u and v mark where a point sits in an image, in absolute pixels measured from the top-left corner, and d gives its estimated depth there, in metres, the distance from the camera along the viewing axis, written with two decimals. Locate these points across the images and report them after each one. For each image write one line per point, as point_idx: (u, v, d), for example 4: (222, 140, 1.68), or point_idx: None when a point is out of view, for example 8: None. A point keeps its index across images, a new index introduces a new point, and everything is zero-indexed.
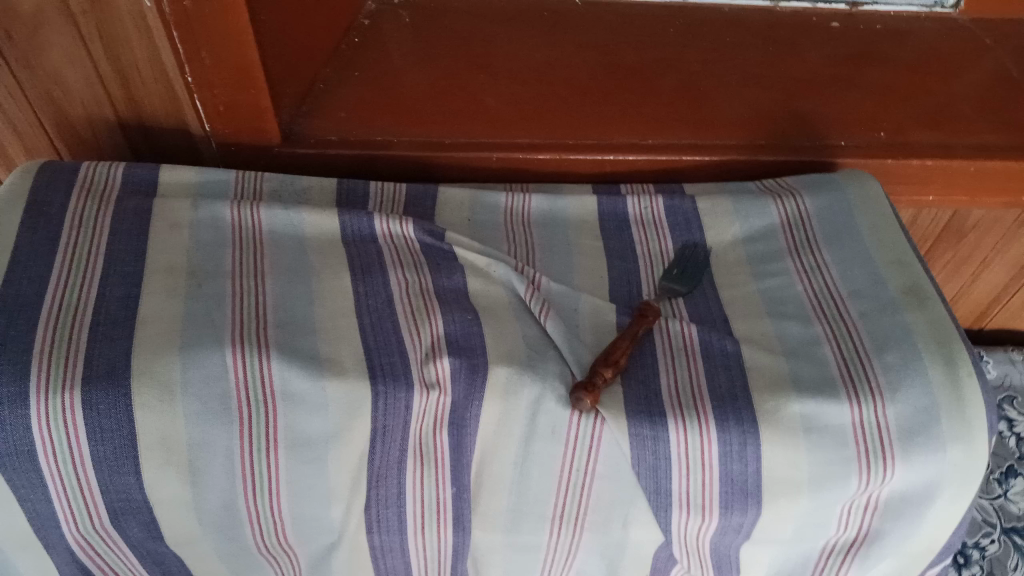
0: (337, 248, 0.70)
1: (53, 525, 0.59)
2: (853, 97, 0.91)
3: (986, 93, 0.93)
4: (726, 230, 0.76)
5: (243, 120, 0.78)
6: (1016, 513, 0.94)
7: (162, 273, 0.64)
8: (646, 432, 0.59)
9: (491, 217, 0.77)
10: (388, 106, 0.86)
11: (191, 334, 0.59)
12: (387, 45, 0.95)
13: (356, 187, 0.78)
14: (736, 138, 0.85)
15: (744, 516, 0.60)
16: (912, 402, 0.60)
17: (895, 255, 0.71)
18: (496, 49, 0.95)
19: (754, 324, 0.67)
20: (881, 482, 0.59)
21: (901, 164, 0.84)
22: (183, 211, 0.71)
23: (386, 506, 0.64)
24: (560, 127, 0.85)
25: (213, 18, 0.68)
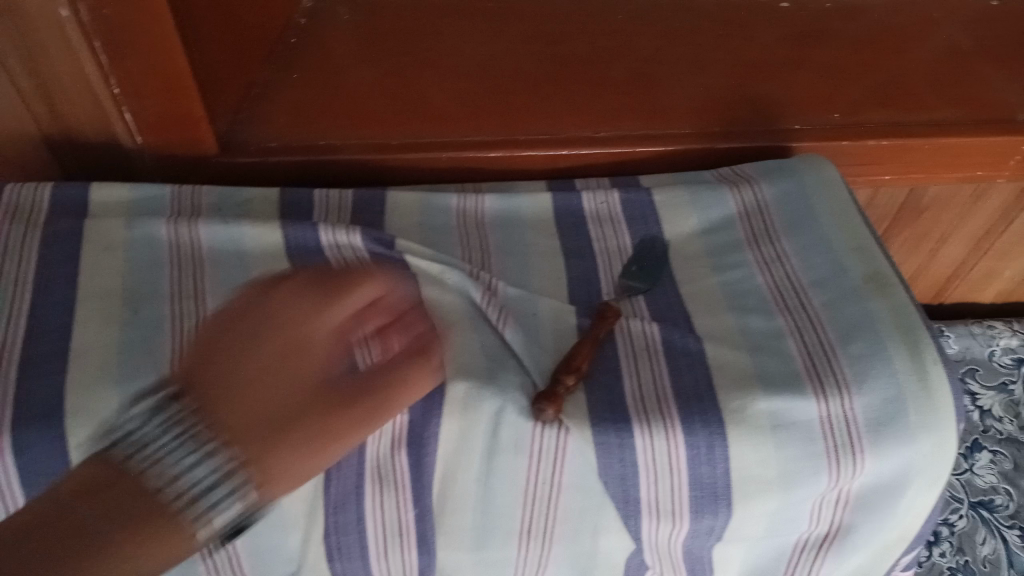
0: (281, 263, 0.67)
1: None
2: (806, 79, 0.90)
3: (936, 69, 0.92)
4: (683, 222, 0.74)
5: (175, 130, 0.74)
6: (982, 487, 0.94)
7: (96, 299, 0.62)
8: (612, 440, 0.58)
9: (443, 220, 0.74)
10: (332, 108, 0.83)
11: (128, 366, 0.57)
12: (329, 44, 0.91)
13: (300, 195, 0.75)
14: (690, 125, 0.83)
15: (715, 519, 0.59)
16: (879, 393, 0.59)
17: (854, 240, 0.70)
18: (440, 43, 0.92)
19: (717, 320, 0.66)
20: (851, 476, 0.58)
21: (856, 145, 0.83)
22: (116, 232, 0.67)
23: (346, 532, 0.60)
24: (510, 122, 0.83)
25: (134, 27, 0.64)
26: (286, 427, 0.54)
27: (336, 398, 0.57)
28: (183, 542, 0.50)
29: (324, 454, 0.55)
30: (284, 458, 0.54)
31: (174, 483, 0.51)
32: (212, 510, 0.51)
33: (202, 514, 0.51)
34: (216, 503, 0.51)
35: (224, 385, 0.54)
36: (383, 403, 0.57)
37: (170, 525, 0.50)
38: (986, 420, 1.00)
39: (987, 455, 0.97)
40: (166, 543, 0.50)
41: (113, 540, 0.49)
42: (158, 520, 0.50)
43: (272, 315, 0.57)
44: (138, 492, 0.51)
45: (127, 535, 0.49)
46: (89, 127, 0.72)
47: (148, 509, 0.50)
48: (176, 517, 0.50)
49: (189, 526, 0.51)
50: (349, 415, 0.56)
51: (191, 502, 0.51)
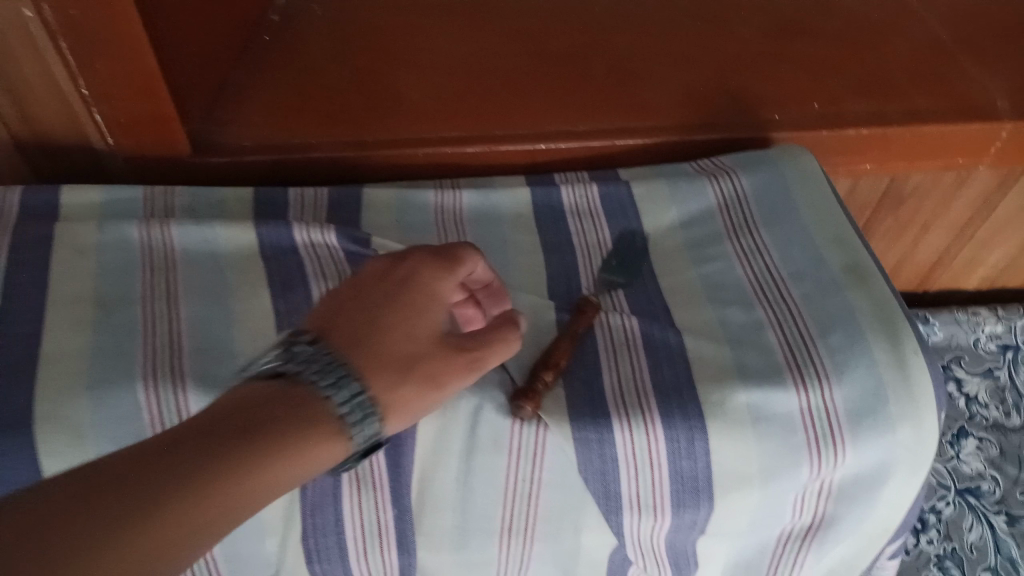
0: (255, 264, 0.66)
1: None
2: (785, 70, 0.89)
3: (914, 58, 0.92)
4: (662, 215, 0.74)
5: (147, 131, 0.73)
6: (969, 474, 0.94)
7: (66, 303, 0.61)
8: (592, 435, 0.57)
9: (420, 217, 0.74)
10: (306, 106, 0.82)
11: (100, 370, 0.56)
12: (303, 41, 0.90)
13: (275, 195, 0.74)
14: (669, 117, 0.82)
15: (697, 513, 0.59)
16: (859, 383, 0.58)
17: (833, 231, 0.69)
18: (416, 39, 0.91)
19: (696, 312, 0.65)
20: (833, 466, 0.58)
21: (835, 135, 0.82)
22: (87, 235, 0.66)
23: (325, 534, 0.59)
24: (487, 117, 0.82)
25: (99, 29, 0.62)
26: (408, 370, 0.49)
27: (445, 350, 0.51)
28: (323, 453, 0.44)
29: (428, 402, 0.49)
30: (404, 395, 0.48)
31: (317, 400, 0.45)
32: (360, 432, 0.46)
33: (346, 431, 0.45)
34: (361, 427, 0.46)
35: (359, 332, 0.49)
36: (478, 356, 0.52)
37: (322, 434, 0.44)
38: (972, 407, 1.00)
39: (973, 442, 0.97)
40: (307, 449, 0.43)
41: (254, 443, 0.42)
42: (303, 428, 0.44)
43: (388, 278, 0.52)
44: (285, 404, 0.44)
45: (272, 439, 0.42)
46: (60, 128, 0.72)
47: (297, 420, 0.44)
48: (330, 421, 0.45)
49: (339, 439, 0.45)
50: (456, 364, 0.51)
51: (342, 418, 0.45)
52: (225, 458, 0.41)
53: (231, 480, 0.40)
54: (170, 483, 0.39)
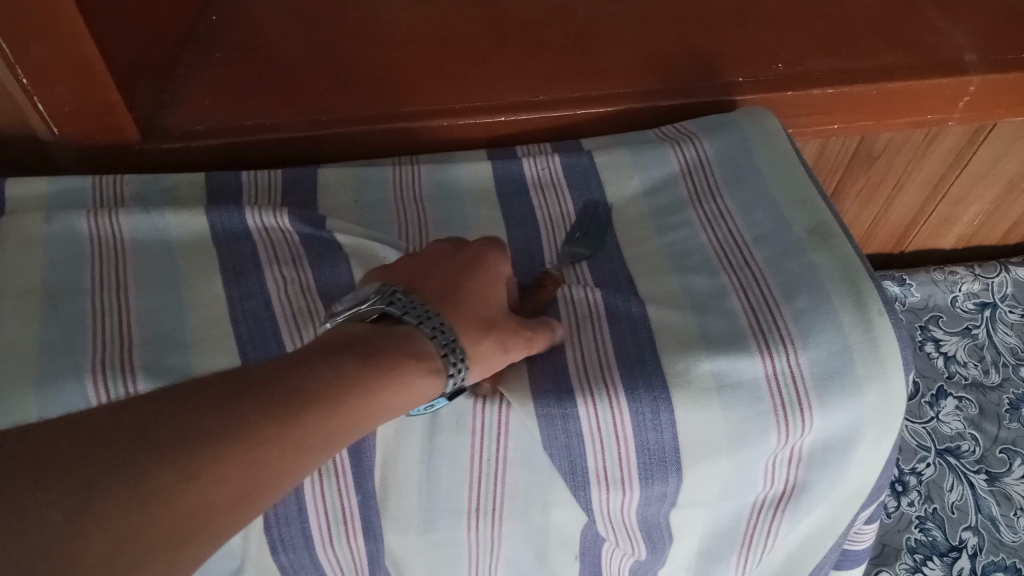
0: (207, 251, 0.64)
1: None
2: (747, 31, 0.88)
3: (879, 13, 0.90)
4: (625, 184, 0.72)
5: (91, 118, 0.71)
6: (949, 434, 0.94)
7: (12, 297, 0.60)
8: (555, 411, 0.56)
9: (378, 196, 0.72)
10: (259, 86, 0.80)
11: (48, 365, 0.55)
12: (255, 20, 0.87)
13: (228, 179, 0.72)
14: (631, 84, 0.81)
15: (666, 485, 0.58)
16: (824, 347, 0.57)
17: (797, 193, 0.67)
18: (371, 13, 0.89)
19: (660, 281, 0.64)
20: (801, 433, 0.57)
21: (800, 95, 0.81)
22: (32, 226, 0.65)
23: (288, 523, 0.58)
24: (445, 91, 0.80)
25: (31, 13, 0.60)
26: (486, 327, 0.52)
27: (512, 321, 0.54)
28: (420, 388, 0.47)
29: (497, 364, 0.52)
30: (484, 347, 0.51)
31: (420, 341, 0.48)
32: (455, 374, 0.49)
33: (443, 370, 0.48)
34: (456, 370, 0.49)
35: (444, 292, 0.52)
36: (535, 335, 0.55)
37: (421, 368, 0.47)
38: (951, 365, 0.99)
39: (953, 401, 0.96)
40: (408, 379, 0.46)
41: (366, 370, 0.45)
42: (407, 361, 0.47)
43: (461, 252, 0.56)
44: (392, 341, 0.48)
45: (382, 367, 0.45)
46: (3, 119, 0.70)
47: (404, 353, 0.47)
48: (430, 358, 0.48)
49: (436, 376, 0.48)
50: (520, 334, 0.54)
51: (442, 358, 0.48)
52: (341, 381, 0.44)
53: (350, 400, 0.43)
54: (294, 397, 0.42)
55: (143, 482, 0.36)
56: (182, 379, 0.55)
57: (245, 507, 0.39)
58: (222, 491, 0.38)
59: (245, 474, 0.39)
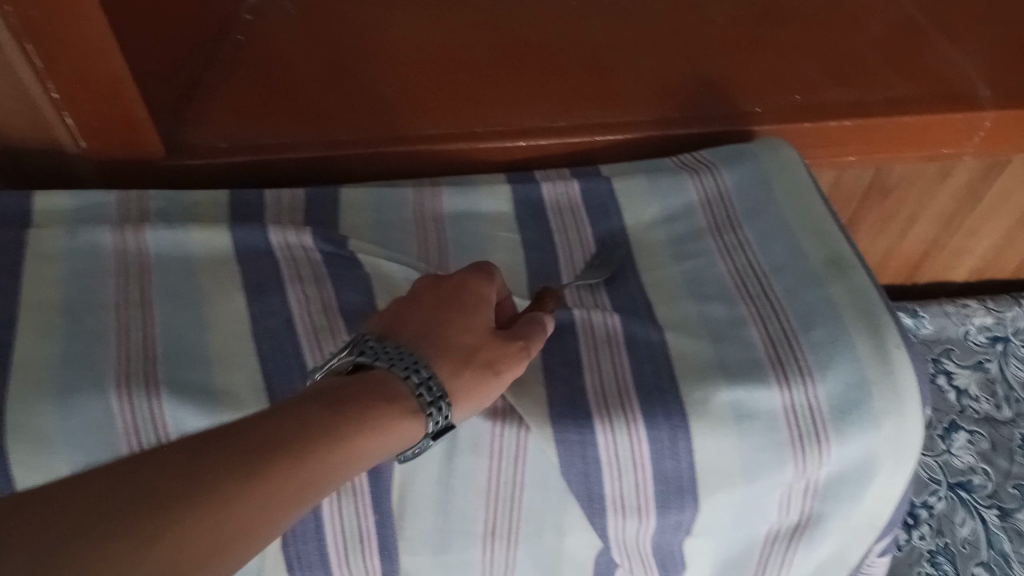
0: (229, 267, 0.65)
1: None
2: (763, 60, 0.88)
3: (895, 45, 0.91)
4: (643, 210, 0.73)
5: (116, 134, 0.71)
6: (960, 468, 0.93)
7: (34, 311, 0.60)
8: (573, 436, 0.56)
9: (398, 218, 0.73)
10: (280, 105, 0.80)
11: (70, 379, 0.55)
12: (277, 39, 0.89)
13: (250, 196, 0.73)
14: (648, 111, 0.81)
15: (682, 514, 0.58)
16: (841, 379, 0.58)
17: (814, 225, 0.68)
18: (391, 35, 0.90)
19: (677, 309, 0.64)
20: (818, 465, 0.57)
21: (817, 126, 0.82)
22: (57, 241, 0.65)
23: (305, 540, 0.58)
24: (464, 114, 0.81)
25: (61, 30, 0.61)
26: (474, 357, 0.50)
27: (502, 338, 0.52)
28: (398, 436, 0.45)
29: (491, 392, 0.51)
30: (473, 378, 0.50)
31: (393, 382, 0.47)
32: (435, 416, 0.47)
33: (421, 414, 0.47)
34: (437, 411, 0.47)
35: (423, 330, 0.50)
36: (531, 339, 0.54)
37: (398, 412, 0.46)
38: (962, 400, 0.99)
39: (964, 435, 0.96)
40: (384, 427, 0.45)
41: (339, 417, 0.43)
42: (381, 408, 0.45)
43: (440, 286, 0.53)
44: (363, 385, 0.46)
45: (356, 414, 0.44)
46: (29, 133, 0.70)
47: (380, 394, 0.46)
48: (405, 402, 0.46)
49: (414, 420, 0.46)
50: (514, 350, 0.52)
51: (417, 402, 0.47)
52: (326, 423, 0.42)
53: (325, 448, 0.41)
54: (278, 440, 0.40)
55: (118, 545, 0.33)
56: (203, 395, 0.56)
57: (215, 572, 0.36)
58: (216, 535, 0.36)
59: (233, 520, 0.37)
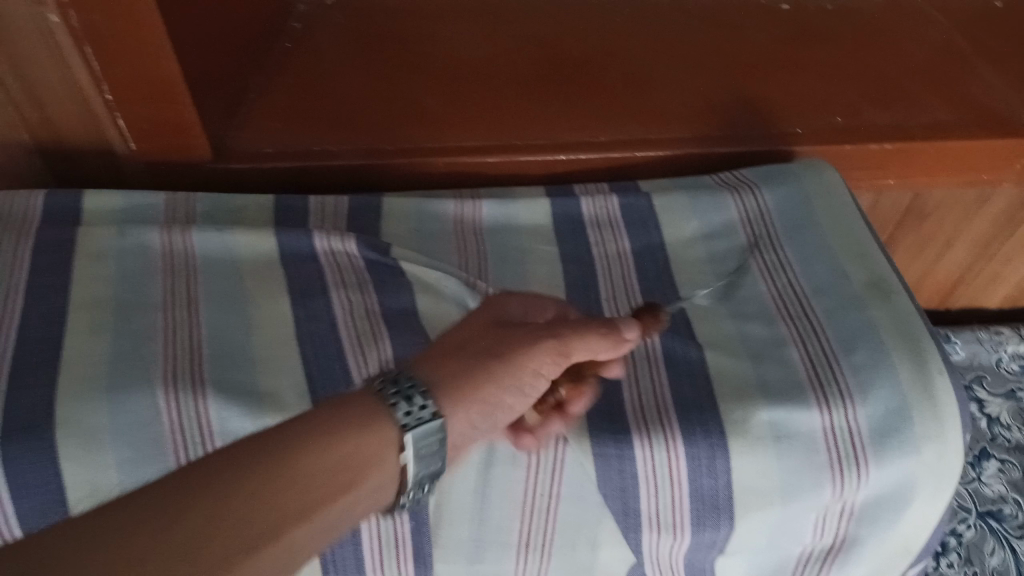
0: (275, 271, 0.66)
1: None
2: (804, 82, 0.89)
3: (937, 71, 0.91)
4: (683, 227, 0.73)
5: (166, 136, 0.73)
6: (991, 496, 0.92)
7: (84, 309, 0.61)
8: (611, 450, 0.57)
9: (438, 227, 0.74)
10: (325, 113, 0.82)
11: (119, 375, 0.56)
12: (322, 48, 0.90)
13: (294, 202, 0.74)
14: (689, 129, 0.82)
15: (717, 532, 0.58)
16: (882, 403, 0.58)
17: (856, 248, 0.68)
18: (434, 47, 0.91)
19: (716, 327, 0.65)
20: (856, 488, 0.57)
21: (858, 149, 0.82)
22: (106, 240, 0.67)
23: (341, 544, 0.59)
24: (505, 126, 0.82)
25: (121, 33, 0.63)
26: (479, 348, 0.52)
27: (521, 331, 0.53)
28: (365, 444, 0.46)
29: (490, 379, 0.51)
30: (464, 367, 0.51)
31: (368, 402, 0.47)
32: (402, 405, 0.47)
33: (387, 411, 0.47)
34: (405, 400, 0.47)
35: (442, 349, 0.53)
36: (556, 330, 0.52)
37: (358, 419, 0.46)
38: (994, 428, 0.98)
39: (995, 463, 0.95)
40: (345, 440, 0.45)
41: (297, 439, 0.44)
42: (342, 421, 0.46)
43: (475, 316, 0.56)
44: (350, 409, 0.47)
45: (312, 431, 0.45)
46: (82, 133, 0.72)
47: (361, 411, 0.47)
48: (365, 406, 0.47)
49: (380, 424, 0.47)
50: (529, 340, 0.52)
51: (380, 399, 0.47)
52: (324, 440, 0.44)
53: (282, 470, 0.42)
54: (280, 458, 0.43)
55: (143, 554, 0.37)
56: (249, 397, 0.57)
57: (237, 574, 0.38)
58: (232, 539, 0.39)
59: (245, 529, 0.39)
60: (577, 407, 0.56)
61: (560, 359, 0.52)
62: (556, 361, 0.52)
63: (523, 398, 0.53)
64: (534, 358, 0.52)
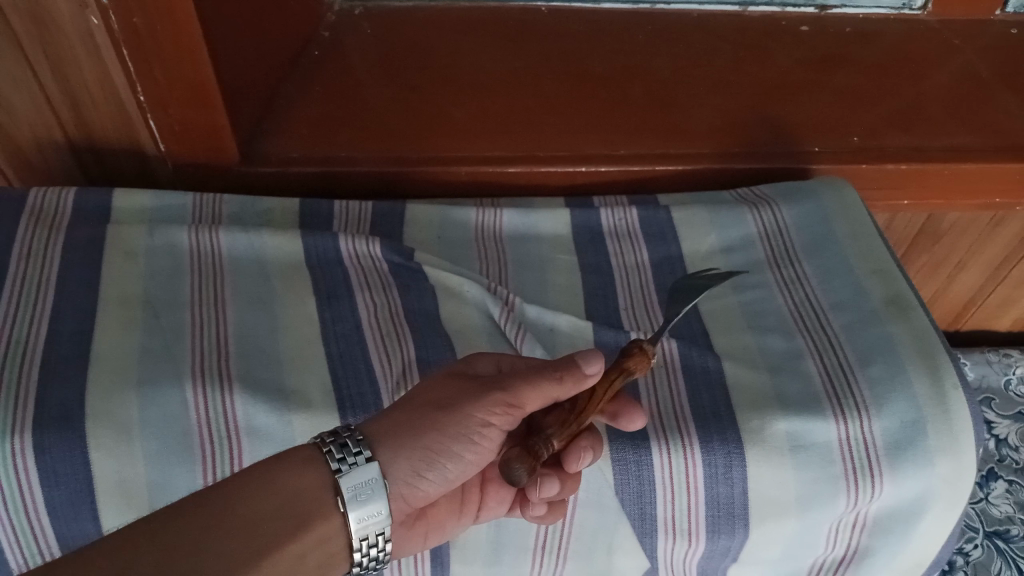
0: (302, 273, 0.67)
1: None
2: (823, 102, 0.90)
3: (955, 94, 0.92)
4: (702, 240, 0.75)
5: (196, 139, 0.74)
6: (998, 517, 0.92)
7: (114, 303, 0.62)
8: (630, 456, 0.57)
9: (460, 235, 0.75)
10: (351, 121, 0.83)
11: (149, 369, 0.57)
12: (350, 58, 0.92)
13: (320, 206, 0.75)
14: (708, 145, 0.83)
15: (731, 539, 0.59)
16: (897, 416, 0.58)
17: (874, 264, 0.69)
18: (460, 59, 0.93)
19: (735, 338, 0.66)
20: (870, 499, 0.58)
21: (874, 168, 0.83)
22: (137, 238, 0.68)
23: None
24: (529, 138, 0.83)
25: (160, 37, 0.64)
26: (428, 401, 0.51)
27: (472, 385, 0.52)
28: (303, 490, 0.47)
29: (432, 430, 0.50)
30: (409, 419, 0.51)
31: (304, 450, 0.48)
32: (335, 451, 0.48)
33: (322, 457, 0.48)
34: (339, 447, 0.48)
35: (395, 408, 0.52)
36: (502, 383, 0.51)
37: (295, 467, 0.47)
38: (1002, 449, 0.98)
39: (1003, 484, 0.95)
40: (282, 489, 0.46)
41: (235, 490, 0.45)
42: (280, 469, 0.47)
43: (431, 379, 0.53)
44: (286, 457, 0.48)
45: (248, 482, 0.45)
46: (114, 134, 0.73)
47: (297, 456, 0.48)
48: (301, 454, 0.48)
49: (316, 469, 0.48)
50: (476, 395, 0.51)
51: (316, 448, 0.48)
52: (267, 485, 0.46)
53: (221, 523, 0.43)
54: (223, 505, 0.44)
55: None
56: (276, 394, 0.58)
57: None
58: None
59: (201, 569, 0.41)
60: (574, 464, 0.51)
61: (511, 411, 0.51)
62: (507, 412, 0.51)
63: (472, 447, 0.52)
64: (481, 410, 0.51)
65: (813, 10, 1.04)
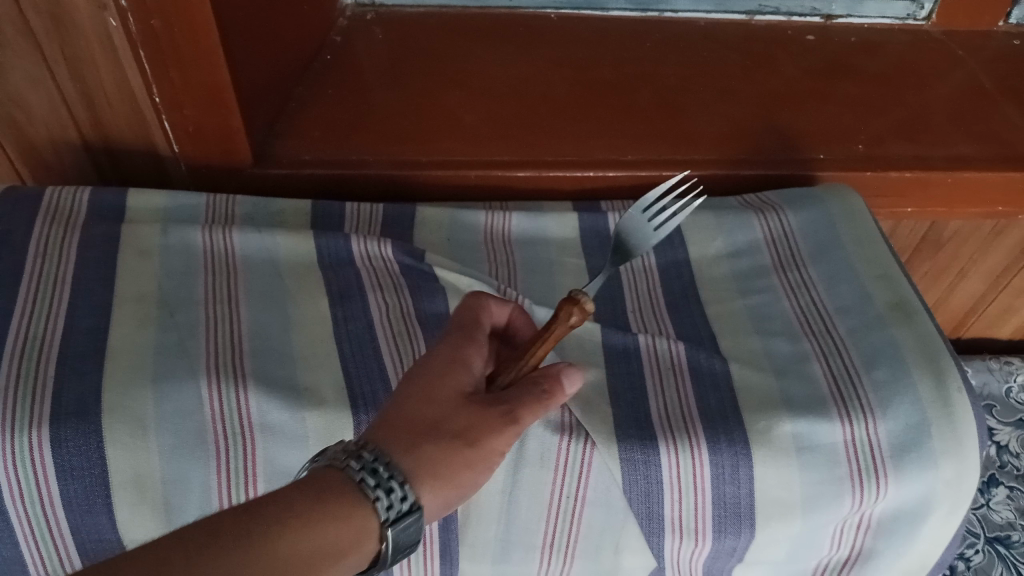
0: (313, 273, 0.68)
1: (12, 544, 0.57)
2: (829, 110, 0.91)
3: (958, 103, 0.93)
4: (709, 245, 0.75)
5: (212, 142, 0.75)
6: (999, 523, 0.92)
7: (130, 301, 0.63)
8: (638, 455, 0.58)
9: (470, 237, 0.76)
10: (362, 125, 0.84)
11: (164, 365, 0.58)
12: (361, 63, 0.93)
13: (332, 209, 0.76)
14: (714, 152, 0.84)
15: (738, 540, 0.60)
16: (902, 418, 0.59)
17: (878, 269, 0.70)
18: (470, 65, 0.94)
19: (742, 341, 0.67)
20: (874, 500, 0.59)
21: (879, 176, 0.84)
22: (152, 238, 0.69)
23: None
24: (538, 143, 0.84)
25: (178, 39, 0.65)
26: (456, 429, 0.48)
27: (493, 415, 0.49)
28: (346, 533, 0.43)
29: (466, 469, 0.48)
30: (445, 457, 0.47)
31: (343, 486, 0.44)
32: (383, 497, 0.44)
33: (368, 501, 0.44)
34: (385, 492, 0.44)
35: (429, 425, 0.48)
36: (518, 415, 0.49)
37: (339, 510, 0.43)
38: (1003, 455, 0.99)
39: (1004, 490, 0.96)
40: (326, 531, 0.42)
41: (281, 535, 0.41)
42: (325, 509, 0.43)
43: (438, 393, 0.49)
44: (325, 493, 0.43)
45: (293, 519, 0.41)
46: (129, 134, 0.74)
47: (338, 497, 0.44)
48: (344, 496, 0.44)
49: (360, 513, 0.44)
50: (499, 428, 0.49)
51: (359, 489, 0.44)
52: (309, 530, 0.41)
53: (267, 561, 0.39)
54: (261, 546, 0.40)
55: None
56: (289, 391, 0.58)
57: None
58: None
59: None
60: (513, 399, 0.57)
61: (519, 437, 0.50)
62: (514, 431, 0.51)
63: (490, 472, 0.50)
64: (502, 444, 0.49)
65: (818, 19, 1.06)
